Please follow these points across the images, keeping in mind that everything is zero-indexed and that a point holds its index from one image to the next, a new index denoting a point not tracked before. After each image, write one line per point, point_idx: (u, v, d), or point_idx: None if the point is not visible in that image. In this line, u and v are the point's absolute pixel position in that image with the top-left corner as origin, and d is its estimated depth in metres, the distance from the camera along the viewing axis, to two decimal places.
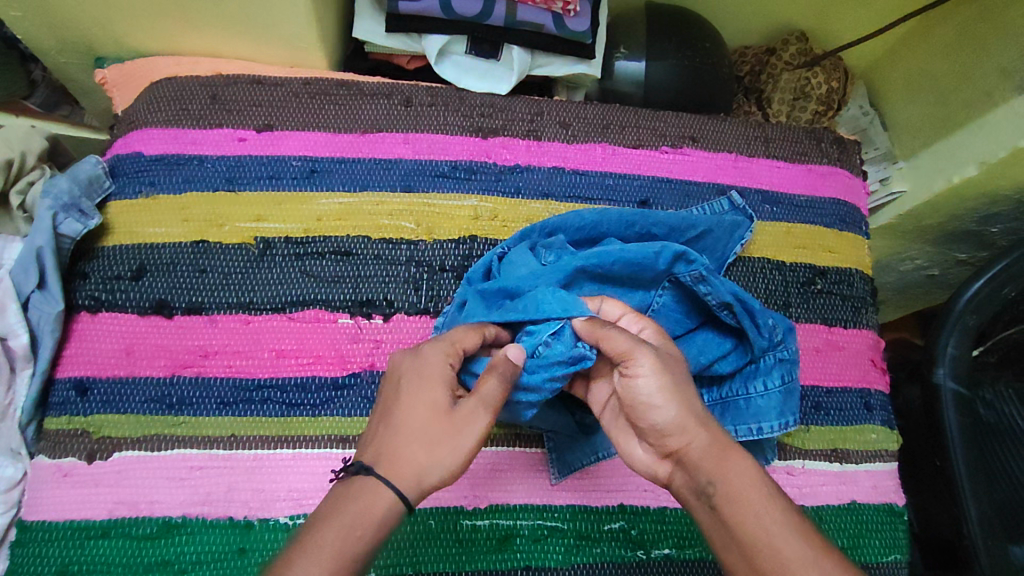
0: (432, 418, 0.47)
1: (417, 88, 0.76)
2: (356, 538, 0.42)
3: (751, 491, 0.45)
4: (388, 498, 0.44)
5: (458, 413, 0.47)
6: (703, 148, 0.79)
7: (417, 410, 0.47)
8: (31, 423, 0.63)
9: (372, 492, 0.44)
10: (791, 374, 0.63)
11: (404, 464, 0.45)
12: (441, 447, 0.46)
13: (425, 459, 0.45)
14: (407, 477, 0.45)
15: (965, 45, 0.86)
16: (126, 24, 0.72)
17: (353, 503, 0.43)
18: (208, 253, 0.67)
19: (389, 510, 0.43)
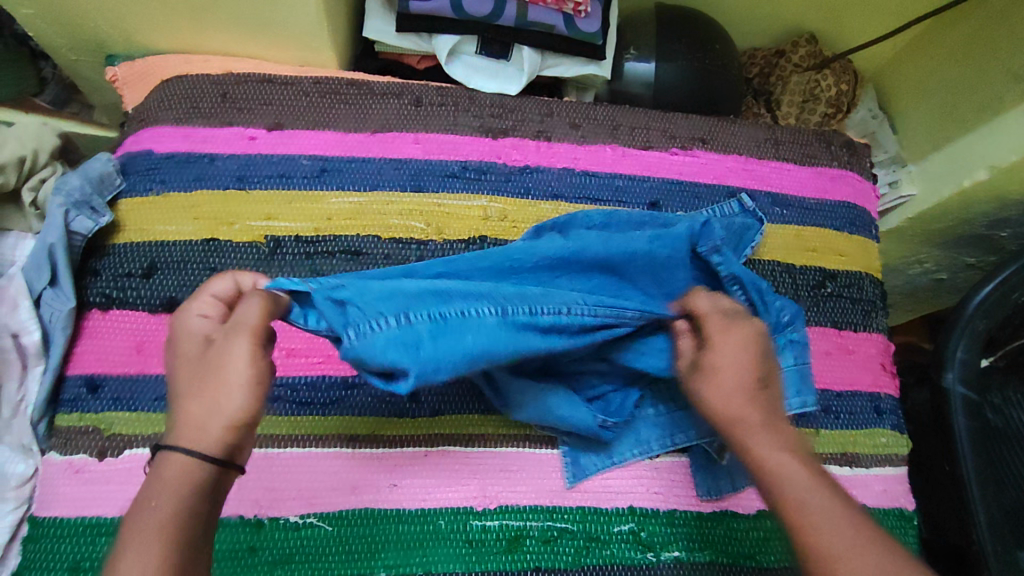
0: (190, 371, 0.45)
1: (428, 88, 0.76)
2: (175, 505, 0.41)
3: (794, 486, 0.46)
4: (181, 464, 0.42)
5: (209, 357, 0.45)
6: (713, 150, 0.79)
7: (187, 368, 0.46)
8: (43, 419, 0.62)
9: (168, 464, 0.42)
10: (803, 355, 0.65)
11: (195, 429, 0.43)
12: (217, 393, 0.44)
13: (207, 408, 0.43)
14: (198, 435, 0.43)
15: (975, 49, 0.85)
16: (138, 22, 0.73)
17: (154, 480, 0.42)
18: (219, 252, 0.67)
19: (183, 474, 0.42)
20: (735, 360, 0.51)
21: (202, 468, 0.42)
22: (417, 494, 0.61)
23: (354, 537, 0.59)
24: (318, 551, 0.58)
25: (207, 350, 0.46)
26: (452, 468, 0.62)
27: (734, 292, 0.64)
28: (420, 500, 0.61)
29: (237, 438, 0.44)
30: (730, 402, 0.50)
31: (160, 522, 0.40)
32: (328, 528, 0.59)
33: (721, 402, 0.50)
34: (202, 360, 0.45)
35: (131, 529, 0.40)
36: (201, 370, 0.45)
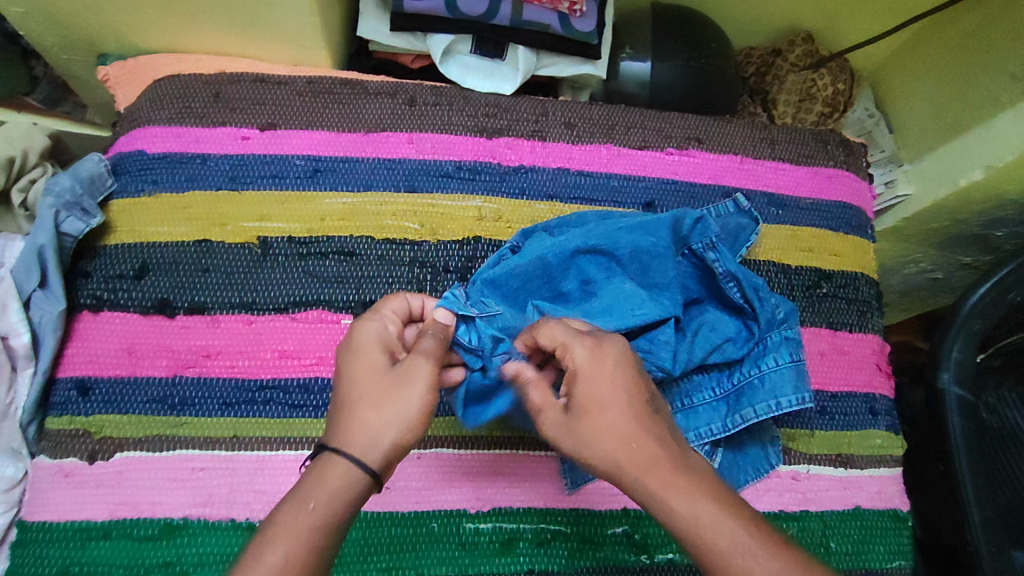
0: (373, 381, 0.46)
1: (422, 87, 0.76)
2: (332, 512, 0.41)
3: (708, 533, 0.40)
4: (348, 470, 0.43)
5: (397, 371, 0.47)
6: (709, 150, 0.79)
7: (360, 378, 0.47)
8: (32, 422, 0.62)
9: (334, 468, 0.42)
10: (798, 351, 0.64)
11: (363, 436, 0.44)
12: (393, 406, 0.45)
13: (378, 421, 0.44)
14: (366, 445, 0.43)
15: (973, 48, 0.85)
16: (129, 21, 0.72)
17: (315, 479, 0.42)
18: (211, 253, 0.66)
19: (345, 482, 0.42)
20: (613, 390, 0.45)
21: (362, 480, 0.43)
22: (410, 496, 0.61)
23: (347, 540, 0.59)
24: None
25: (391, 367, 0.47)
26: (445, 470, 0.62)
27: (728, 288, 0.65)
28: (413, 503, 0.60)
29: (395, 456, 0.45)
30: (615, 451, 0.43)
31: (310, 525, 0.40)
32: None
33: (605, 448, 0.44)
34: (388, 375, 0.46)
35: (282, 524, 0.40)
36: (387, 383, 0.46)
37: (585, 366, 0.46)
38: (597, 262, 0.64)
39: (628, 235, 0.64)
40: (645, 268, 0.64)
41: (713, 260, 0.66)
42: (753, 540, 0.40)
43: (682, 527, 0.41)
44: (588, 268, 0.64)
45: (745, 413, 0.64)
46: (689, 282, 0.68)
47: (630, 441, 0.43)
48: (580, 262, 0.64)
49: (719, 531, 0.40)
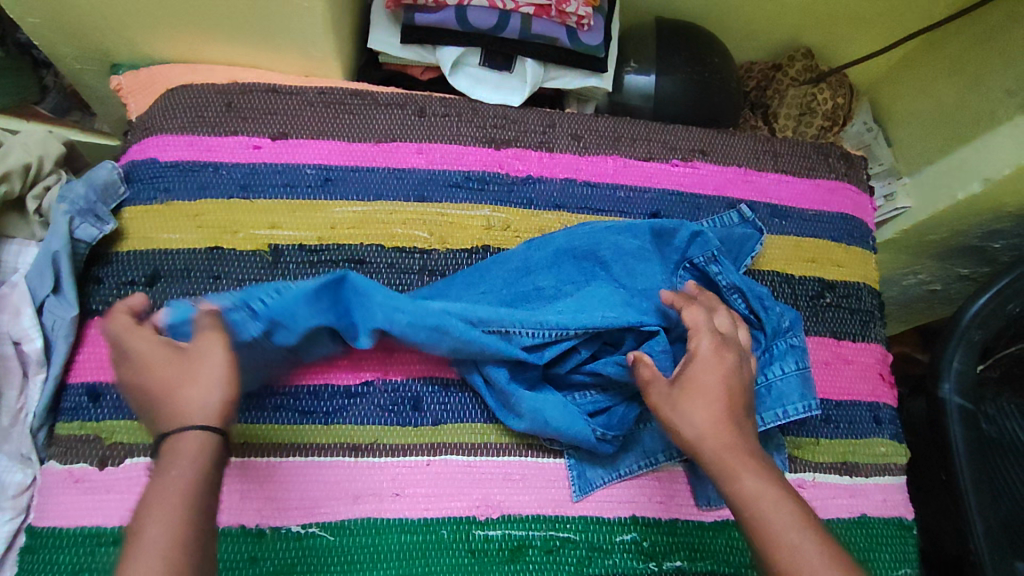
0: (171, 365, 0.49)
1: (432, 99, 0.77)
2: (192, 474, 0.44)
3: (764, 504, 0.48)
4: (197, 444, 0.46)
5: (186, 352, 0.50)
6: (713, 161, 0.80)
7: (160, 369, 0.49)
8: (42, 428, 0.62)
9: (175, 444, 0.46)
10: (804, 359, 0.65)
11: (193, 410, 0.47)
12: (198, 375, 0.49)
13: (194, 391, 0.48)
14: (198, 413, 0.47)
15: (969, 63, 0.87)
16: (142, 30, 0.73)
17: (165, 461, 0.45)
18: (222, 260, 0.67)
19: (198, 447, 0.46)
20: (716, 378, 0.54)
21: (213, 440, 0.47)
22: (419, 503, 0.61)
23: (357, 546, 0.59)
24: (320, 561, 0.58)
25: (180, 353, 0.50)
26: (454, 477, 0.62)
27: (733, 300, 0.67)
28: (422, 510, 0.61)
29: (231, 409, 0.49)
30: (705, 425, 0.52)
31: (179, 490, 0.43)
32: (330, 538, 0.59)
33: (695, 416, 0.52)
34: (182, 359, 0.50)
35: (149, 501, 0.43)
36: (168, 367, 0.49)
37: (705, 356, 0.55)
38: (580, 267, 0.67)
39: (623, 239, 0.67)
40: (630, 273, 0.66)
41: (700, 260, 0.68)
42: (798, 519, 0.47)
43: (741, 496, 0.49)
44: (572, 274, 0.67)
45: (754, 418, 0.64)
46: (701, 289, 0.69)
47: (720, 423, 0.52)
48: (566, 266, 0.67)
49: (773, 501, 0.48)
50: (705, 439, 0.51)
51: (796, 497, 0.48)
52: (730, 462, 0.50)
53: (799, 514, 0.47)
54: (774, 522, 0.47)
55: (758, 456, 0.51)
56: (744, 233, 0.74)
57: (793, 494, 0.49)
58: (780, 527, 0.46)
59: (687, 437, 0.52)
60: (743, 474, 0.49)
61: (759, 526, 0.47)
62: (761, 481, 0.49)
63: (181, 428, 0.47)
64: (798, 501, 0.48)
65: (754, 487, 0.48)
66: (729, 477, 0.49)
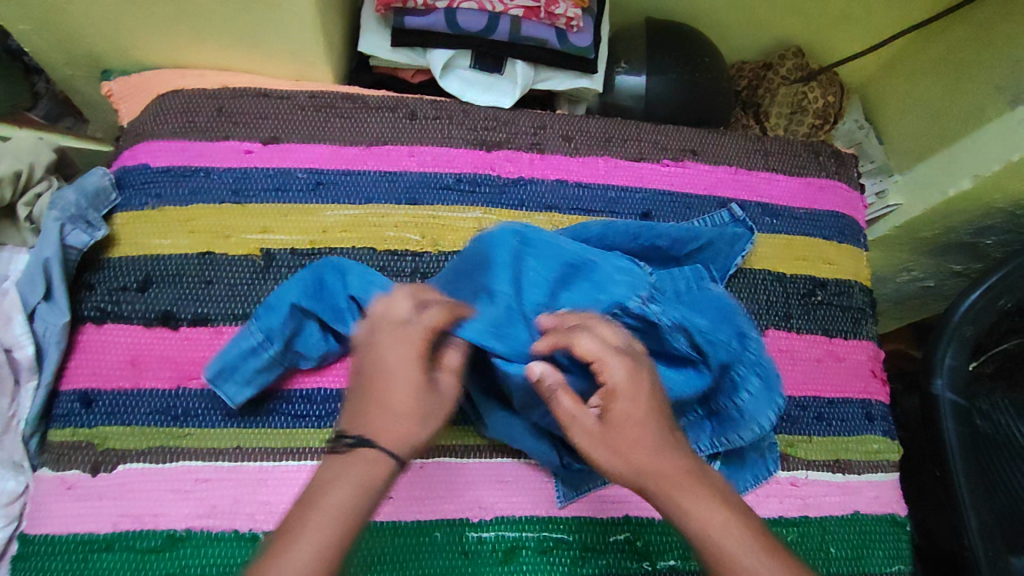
0: (414, 381, 0.49)
1: (422, 102, 0.77)
2: (363, 496, 0.44)
3: (719, 535, 0.44)
4: (373, 460, 0.46)
5: (433, 380, 0.50)
6: (704, 161, 0.80)
7: (404, 382, 0.49)
8: (34, 434, 0.62)
9: (362, 457, 0.46)
10: (765, 370, 0.61)
11: (394, 434, 0.47)
12: (419, 410, 0.49)
13: (409, 424, 0.48)
14: (396, 442, 0.47)
15: (958, 60, 0.87)
16: (133, 36, 0.73)
17: (353, 468, 0.45)
18: (214, 265, 0.67)
19: (374, 467, 0.45)
20: (641, 410, 0.49)
21: (390, 464, 0.46)
22: (412, 505, 0.61)
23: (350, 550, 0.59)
24: None
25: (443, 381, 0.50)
26: (447, 479, 0.62)
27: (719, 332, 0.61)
28: (415, 513, 0.61)
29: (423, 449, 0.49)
30: (639, 461, 0.47)
31: (343, 507, 0.43)
32: None
33: (627, 456, 0.47)
34: (424, 380, 0.49)
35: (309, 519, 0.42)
36: (409, 381, 0.49)
37: (625, 385, 0.49)
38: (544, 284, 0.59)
39: (544, 262, 0.59)
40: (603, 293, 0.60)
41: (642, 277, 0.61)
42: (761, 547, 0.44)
43: (697, 531, 0.45)
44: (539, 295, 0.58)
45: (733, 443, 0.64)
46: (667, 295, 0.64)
47: (653, 455, 0.47)
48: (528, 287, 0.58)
49: (732, 530, 0.45)
50: (642, 476, 0.47)
51: (748, 518, 0.46)
52: (674, 494, 0.46)
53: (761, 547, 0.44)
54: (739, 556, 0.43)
55: (702, 479, 0.47)
56: (735, 235, 0.74)
57: (745, 517, 0.46)
58: (734, 557, 0.43)
59: (620, 475, 0.48)
60: (690, 507, 0.46)
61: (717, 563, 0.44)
62: (708, 509, 0.46)
63: (371, 441, 0.46)
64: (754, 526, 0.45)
65: (705, 519, 0.45)
66: (678, 516, 0.46)
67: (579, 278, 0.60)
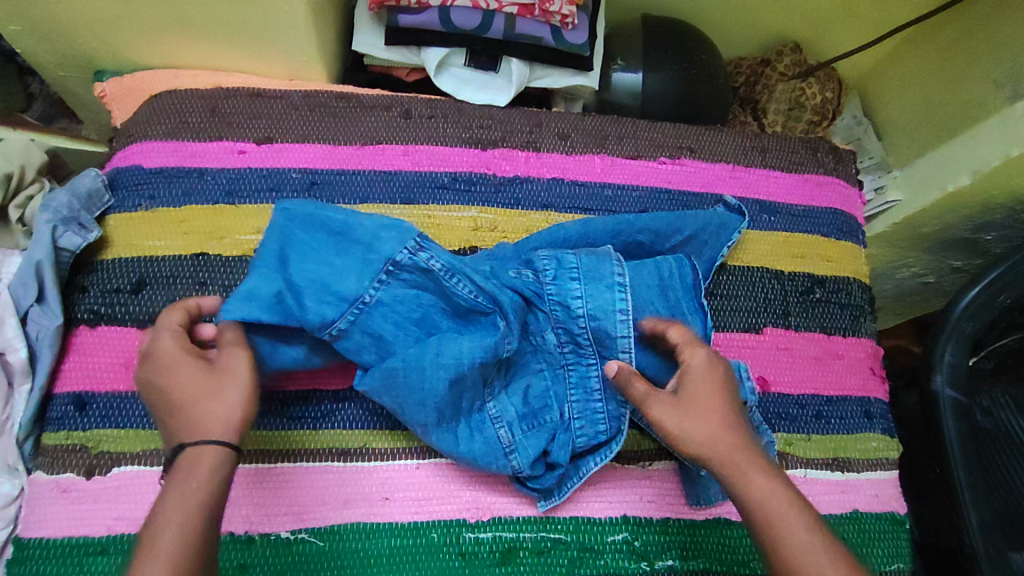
0: (197, 379, 0.51)
1: (417, 100, 0.77)
2: (196, 487, 0.47)
3: (775, 506, 0.49)
4: (209, 454, 0.48)
5: (216, 367, 0.52)
6: (701, 158, 0.80)
7: (183, 384, 0.51)
8: (28, 438, 0.62)
9: (192, 453, 0.48)
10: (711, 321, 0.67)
11: (201, 422, 0.49)
12: (220, 392, 0.51)
13: (217, 407, 0.50)
14: (219, 426, 0.50)
15: (957, 56, 0.87)
16: (125, 37, 0.73)
17: (181, 469, 0.48)
18: (208, 266, 0.66)
19: (212, 462, 0.48)
20: (713, 393, 0.55)
21: (222, 452, 0.49)
22: (409, 507, 0.61)
23: (346, 551, 0.59)
24: (310, 567, 0.58)
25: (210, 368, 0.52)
26: (444, 480, 0.62)
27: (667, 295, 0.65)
28: (412, 514, 0.60)
29: (245, 424, 0.51)
30: (709, 435, 0.53)
31: (191, 502, 0.46)
32: (320, 544, 0.59)
33: (697, 428, 0.53)
34: (210, 375, 0.52)
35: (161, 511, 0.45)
36: (187, 380, 0.51)
37: (699, 369, 0.56)
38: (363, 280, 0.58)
39: (311, 259, 0.59)
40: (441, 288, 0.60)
41: (427, 262, 0.59)
42: (807, 522, 0.48)
43: (753, 500, 0.50)
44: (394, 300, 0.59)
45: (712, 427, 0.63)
46: (565, 259, 0.62)
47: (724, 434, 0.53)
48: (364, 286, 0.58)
49: (783, 504, 0.49)
50: (711, 450, 0.52)
51: (803, 500, 0.50)
52: (738, 468, 0.51)
53: (813, 524, 0.48)
54: (790, 528, 0.47)
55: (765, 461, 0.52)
56: (722, 222, 0.73)
57: (801, 498, 0.50)
58: (787, 525, 0.48)
59: (693, 449, 0.53)
60: (750, 480, 0.50)
61: (773, 533, 0.48)
62: (767, 484, 0.50)
63: (189, 437, 0.49)
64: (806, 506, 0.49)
65: (761, 492, 0.50)
66: (739, 487, 0.50)
67: (368, 273, 0.58)
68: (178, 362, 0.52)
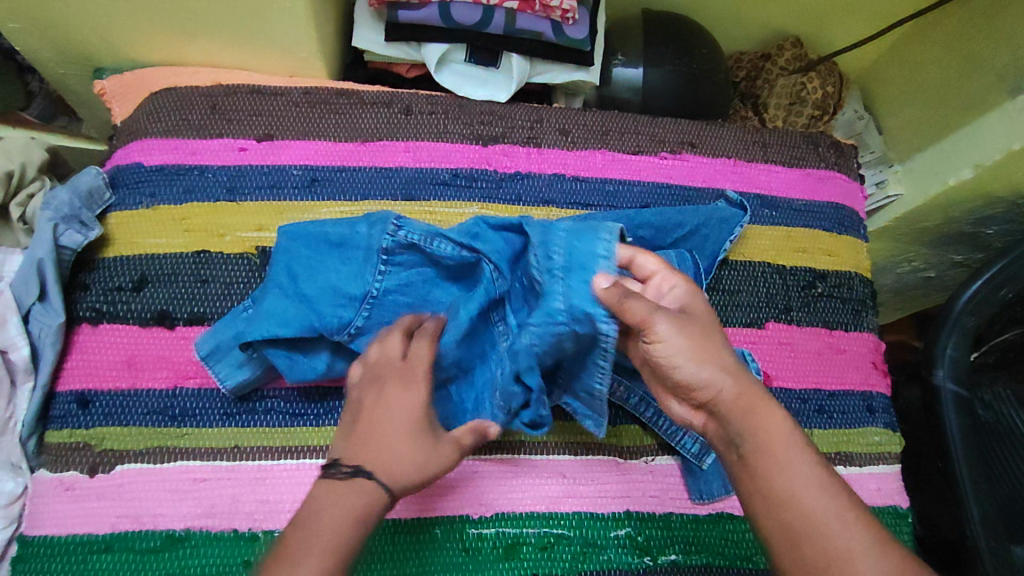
0: (406, 425, 0.50)
1: (417, 96, 0.76)
2: (350, 528, 0.45)
3: (784, 446, 0.46)
4: (367, 496, 0.47)
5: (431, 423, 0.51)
6: (702, 153, 0.79)
7: (403, 425, 0.50)
8: (31, 436, 0.62)
9: (361, 487, 0.47)
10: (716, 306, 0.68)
11: (389, 469, 0.48)
12: (423, 452, 0.50)
13: (411, 463, 0.49)
14: (397, 481, 0.48)
15: (958, 49, 0.87)
16: (125, 34, 0.72)
17: (346, 497, 0.46)
18: (210, 263, 0.66)
19: (368, 501, 0.46)
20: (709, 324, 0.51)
21: (380, 500, 0.47)
22: (411, 503, 0.61)
23: None
24: None
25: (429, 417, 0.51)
26: (447, 476, 0.62)
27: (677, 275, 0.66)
28: (415, 510, 0.60)
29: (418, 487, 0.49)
30: (716, 364, 0.48)
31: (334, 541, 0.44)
32: None
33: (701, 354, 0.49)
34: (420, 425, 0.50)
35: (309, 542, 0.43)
36: (397, 422, 0.50)
37: (686, 296, 0.53)
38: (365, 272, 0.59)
39: (319, 270, 0.59)
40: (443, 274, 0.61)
41: (408, 238, 0.59)
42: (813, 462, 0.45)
43: (761, 436, 0.46)
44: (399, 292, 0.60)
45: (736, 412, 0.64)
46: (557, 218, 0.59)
47: (728, 364, 0.49)
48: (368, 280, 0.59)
49: (792, 447, 0.46)
50: (722, 379, 0.48)
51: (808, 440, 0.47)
52: (747, 403, 0.47)
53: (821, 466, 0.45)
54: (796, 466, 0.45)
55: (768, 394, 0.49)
56: (723, 218, 0.73)
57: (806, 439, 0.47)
58: (792, 465, 0.45)
59: (701, 377, 0.48)
60: (762, 414, 0.47)
61: (784, 472, 0.45)
62: (780, 420, 0.47)
63: (372, 474, 0.48)
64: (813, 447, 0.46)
65: (772, 429, 0.46)
66: (750, 423, 0.46)
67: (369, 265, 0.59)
68: (411, 399, 0.51)
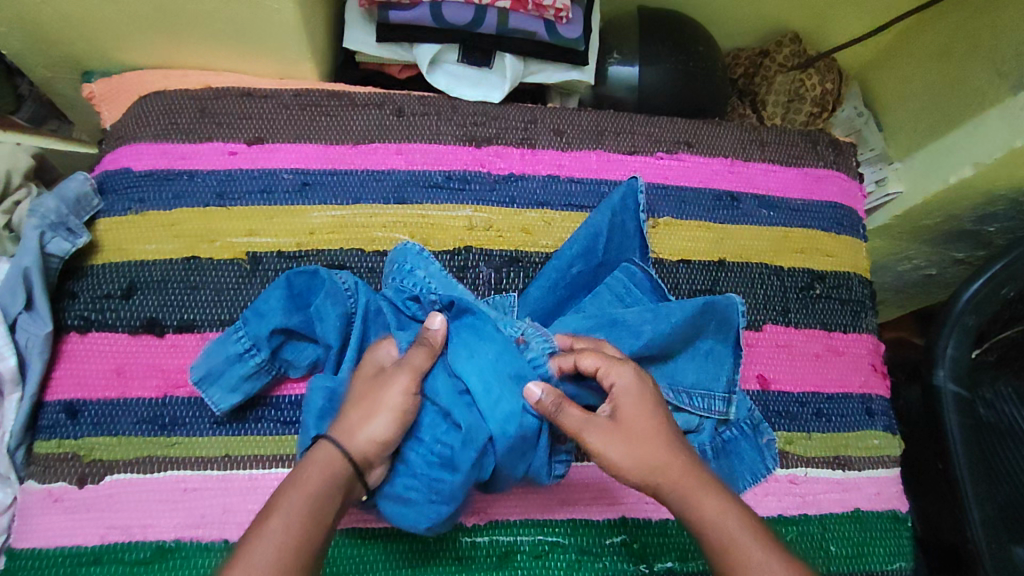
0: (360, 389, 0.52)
1: (409, 98, 0.75)
2: (308, 491, 0.46)
3: (726, 528, 0.47)
4: (329, 458, 0.48)
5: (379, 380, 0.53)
6: (699, 153, 0.78)
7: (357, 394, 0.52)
8: (19, 447, 0.61)
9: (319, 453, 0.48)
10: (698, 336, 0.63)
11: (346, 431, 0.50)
12: (372, 411, 0.51)
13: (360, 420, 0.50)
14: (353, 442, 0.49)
15: (959, 44, 0.85)
16: (113, 37, 0.71)
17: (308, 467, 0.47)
18: (199, 269, 0.66)
19: (329, 465, 0.47)
20: (647, 412, 0.51)
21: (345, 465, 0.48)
22: None
23: (342, 558, 0.58)
24: None
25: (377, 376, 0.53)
26: None
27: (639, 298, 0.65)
28: None
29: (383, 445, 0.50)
30: (651, 456, 0.49)
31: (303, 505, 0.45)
32: None
33: (638, 452, 0.49)
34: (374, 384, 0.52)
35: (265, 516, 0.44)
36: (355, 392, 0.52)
37: (625, 388, 0.51)
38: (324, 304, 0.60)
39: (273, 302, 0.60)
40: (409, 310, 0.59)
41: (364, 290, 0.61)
42: (761, 542, 0.46)
43: (700, 522, 0.47)
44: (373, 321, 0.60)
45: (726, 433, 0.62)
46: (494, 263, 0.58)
47: (666, 452, 0.50)
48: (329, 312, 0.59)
49: (735, 526, 0.47)
50: (654, 471, 0.49)
51: (753, 515, 0.48)
52: (688, 488, 0.49)
53: (770, 546, 0.46)
54: (740, 547, 0.46)
55: (710, 475, 0.50)
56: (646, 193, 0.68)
57: (751, 515, 0.48)
58: (741, 544, 0.46)
59: (635, 472, 0.49)
60: (702, 499, 0.48)
61: (728, 559, 0.46)
62: (720, 503, 0.48)
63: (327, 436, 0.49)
64: (757, 525, 0.47)
65: (713, 513, 0.47)
66: (692, 511, 0.48)
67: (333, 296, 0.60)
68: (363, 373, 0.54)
